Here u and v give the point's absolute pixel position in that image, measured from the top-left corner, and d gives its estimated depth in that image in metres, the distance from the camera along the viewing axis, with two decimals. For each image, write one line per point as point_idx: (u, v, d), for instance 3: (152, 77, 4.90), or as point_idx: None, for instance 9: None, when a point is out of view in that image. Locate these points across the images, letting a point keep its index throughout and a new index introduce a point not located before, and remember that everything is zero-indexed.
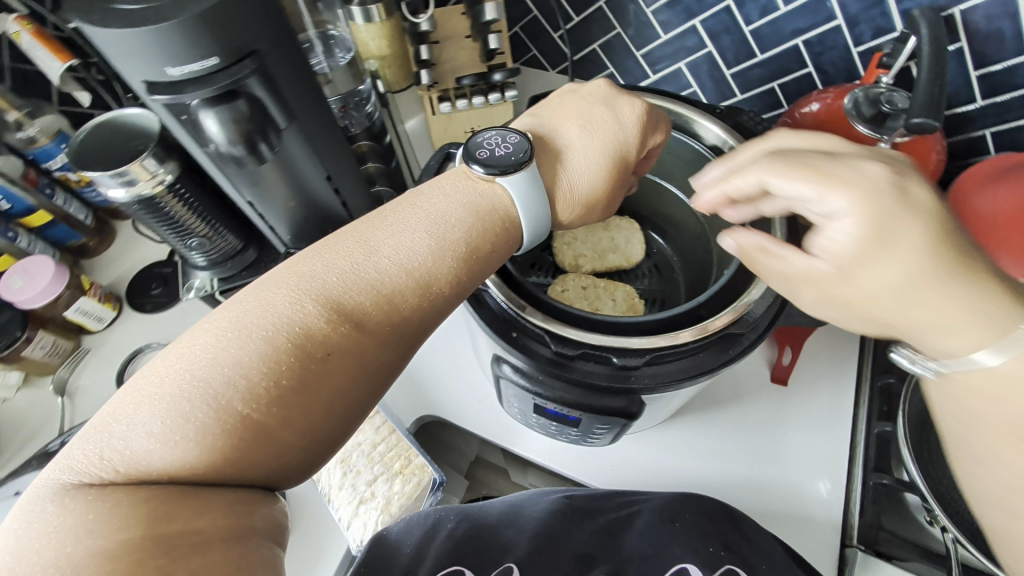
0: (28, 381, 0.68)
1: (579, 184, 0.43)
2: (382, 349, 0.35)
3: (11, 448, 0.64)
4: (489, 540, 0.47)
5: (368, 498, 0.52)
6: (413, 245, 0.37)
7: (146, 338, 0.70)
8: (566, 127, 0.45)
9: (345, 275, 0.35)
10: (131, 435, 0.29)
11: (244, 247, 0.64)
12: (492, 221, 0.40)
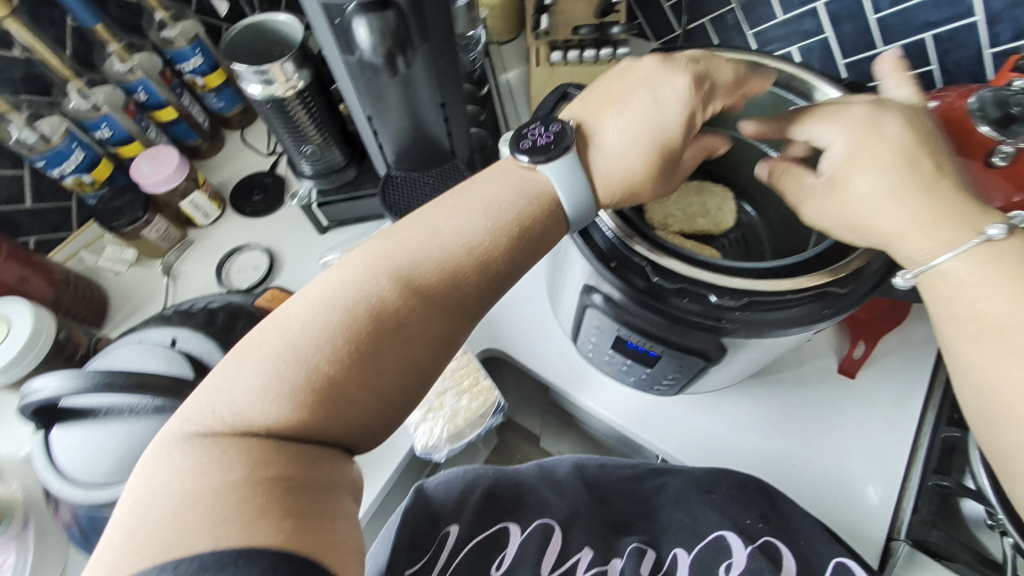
0: (140, 260, 0.75)
1: (615, 173, 0.40)
2: (447, 324, 0.38)
3: (121, 315, 0.72)
4: (526, 502, 0.52)
5: (436, 407, 0.56)
6: (471, 229, 0.39)
7: (245, 238, 0.76)
8: (604, 112, 0.41)
9: (416, 256, 0.38)
10: (237, 391, 0.34)
11: (346, 165, 0.68)
12: (546, 195, 0.40)
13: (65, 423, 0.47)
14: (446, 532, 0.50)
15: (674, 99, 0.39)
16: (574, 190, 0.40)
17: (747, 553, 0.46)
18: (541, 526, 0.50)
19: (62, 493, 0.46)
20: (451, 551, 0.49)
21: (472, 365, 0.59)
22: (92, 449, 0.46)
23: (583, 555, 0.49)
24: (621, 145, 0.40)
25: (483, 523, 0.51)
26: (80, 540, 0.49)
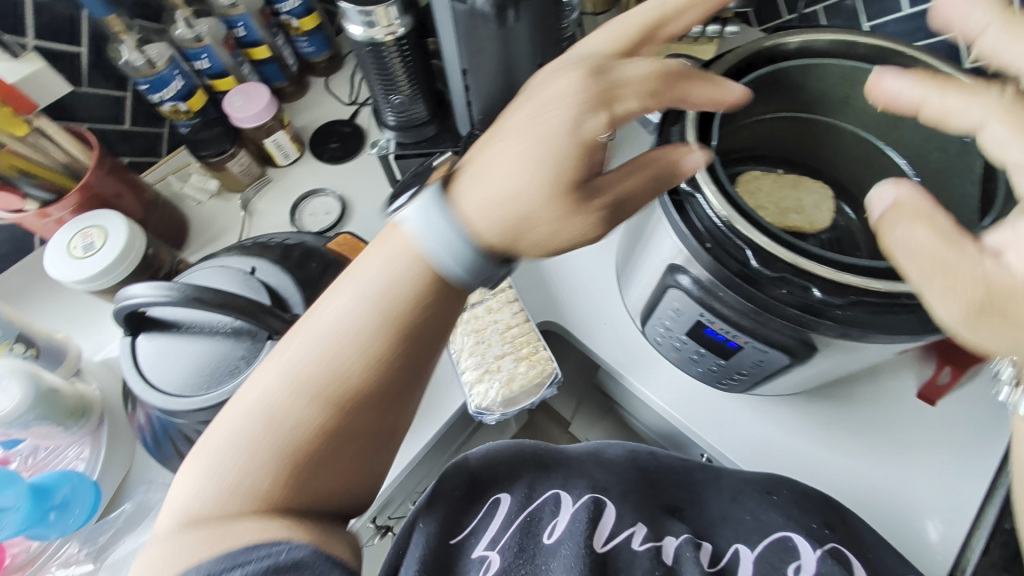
0: (221, 193, 0.77)
1: (503, 208, 0.33)
2: (368, 408, 0.38)
3: (199, 242, 0.74)
4: (579, 480, 0.52)
5: (494, 369, 0.56)
6: (352, 334, 0.36)
7: (321, 182, 0.78)
8: (488, 143, 0.36)
9: (314, 358, 0.37)
10: (188, 499, 0.36)
11: (428, 121, 0.68)
12: (414, 289, 0.37)
13: (149, 333, 0.49)
14: (496, 500, 0.51)
15: (589, 118, 0.33)
16: (448, 241, 0.35)
17: (816, 557, 0.44)
18: (594, 501, 0.50)
19: (143, 397, 0.47)
20: (502, 516, 0.50)
21: (532, 333, 0.58)
22: (171, 360, 0.48)
23: (637, 529, 0.49)
24: (507, 174, 0.33)
25: (531, 493, 0.51)
26: (151, 445, 0.52)
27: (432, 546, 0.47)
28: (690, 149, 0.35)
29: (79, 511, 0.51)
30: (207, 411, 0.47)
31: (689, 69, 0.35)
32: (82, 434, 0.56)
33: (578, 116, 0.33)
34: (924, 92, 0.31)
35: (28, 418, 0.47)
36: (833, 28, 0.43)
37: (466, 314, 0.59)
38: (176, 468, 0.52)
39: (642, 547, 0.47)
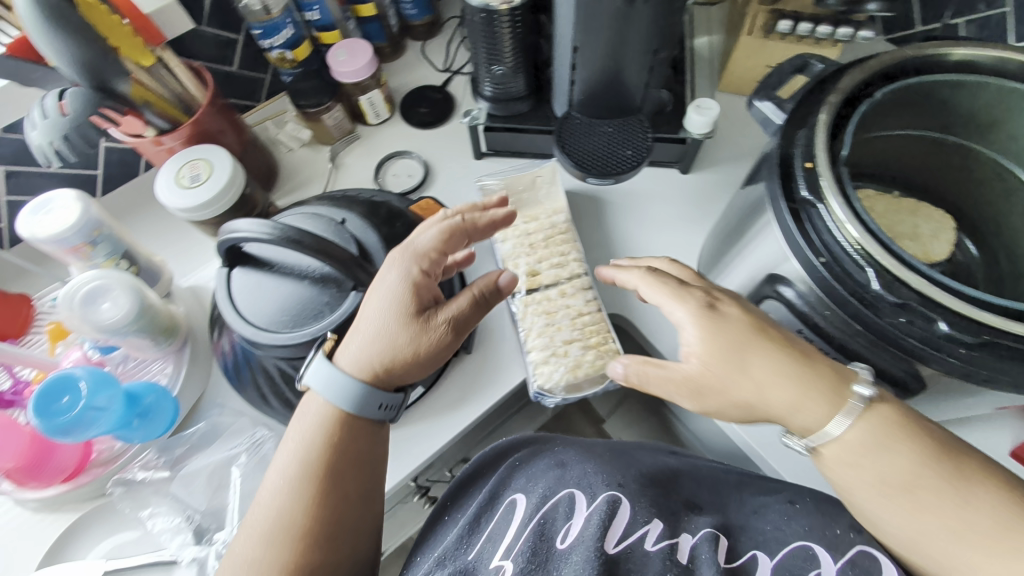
0: (312, 143, 0.80)
1: (388, 351, 0.45)
2: (312, 537, 0.42)
3: (288, 188, 0.77)
4: (594, 480, 0.51)
5: (560, 354, 0.55)
6: (282, 493, 0.43)
7: (407, 145, 0.79)
8: (367, 301, 0.47)
9: (272, 516, 0.42)
10: None
11: (524, 97, 0.67)
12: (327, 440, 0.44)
13: (243, 268, 0.51)
14: (513, 502, 0.52)
15: (420, 273, 0.46)
16: (340, 388, 0.44)
17: (837, 569, 0.42)
18: (608, 501, 0.48)
19: (231, 324, 0.50)
20: (518, 518, 0.50)
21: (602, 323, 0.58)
22: (260, 296, 0.50)
23: (652, 526, 0.47)
24: (379, 321, 0.45)
25: (547, 493, 0.51)
26: (230, 372, 0.55)
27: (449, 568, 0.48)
28: (496, 272, 0.49)
29: (161, 419, 0.55)
30: (289, 349, 0.49)
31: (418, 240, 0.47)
32: (168, 351, 0.60)
33: (408, 276, 0.46)
34: (612, 274, 0.48)
35: (130, 328, 0.49)
36: (995, 44, 0.41)
37: (540, 294, 0.59)
38: (250, 397, 0.55)
39: (656, 547, 0.46)
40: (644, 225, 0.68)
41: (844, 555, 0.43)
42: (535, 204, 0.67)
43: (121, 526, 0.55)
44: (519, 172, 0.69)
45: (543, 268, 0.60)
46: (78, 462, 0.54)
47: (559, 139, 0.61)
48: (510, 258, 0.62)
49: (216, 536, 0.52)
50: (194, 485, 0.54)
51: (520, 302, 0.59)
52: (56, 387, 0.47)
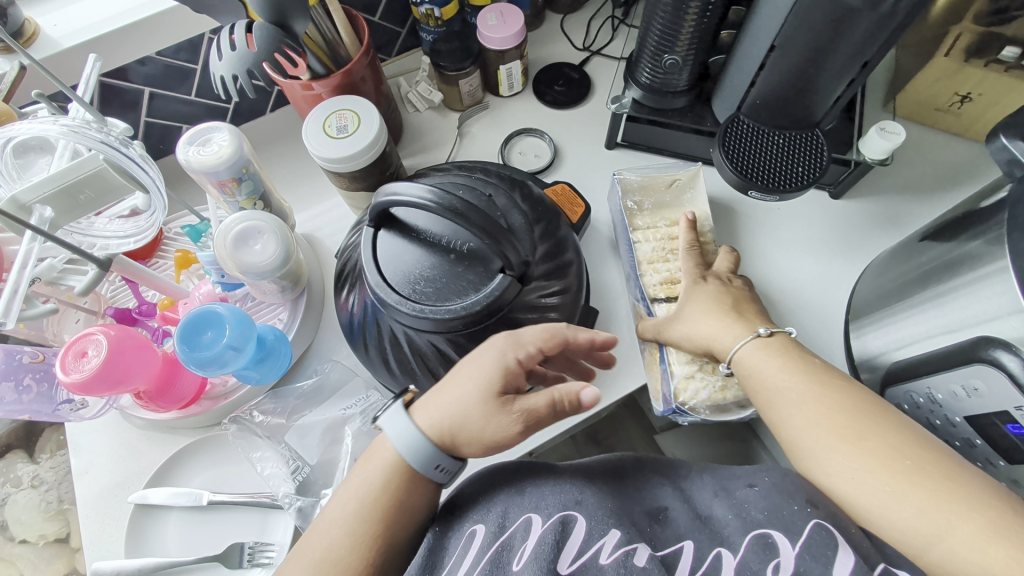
0: (439, 106, 0.78)
1: (462, 426, 0.43)
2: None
3: (412, 149, 0.76)
4: (549, 497, 0.44)
5: (707, 370, 0.52)
6: (341, 527, 0.43)
7: (535, 122, 0.76)
8: (456, 371, 0.45)
9: (318, 553, 0.42)
10: None
11: (681, 92, 0.62)
12: (389, 493, 0.43)
13: (389, 231, 0.50)
14: (471, 530, 0.43)
15: (514, 360, 0.44)
16: (411, 446, 0.44)
17: (797, 552, 0.40)
18: (560, 521, 0.42)
19: (372, 280, 0.48)
20: (476, 548, 0.42)
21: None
22: (405, 262, 0.49)
23: (608, 538, 0.41)
24: (462, 397, 0.43)
25: (503, 521, 0.43)
26: (355, 329, 0.54)
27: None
28: (581, 384, 0.44)
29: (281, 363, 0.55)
30: (426, 322, 0.47)
31: (517, 334, 0.45)
32: (287, 297, 0.60)
33: (504, 360, 0.43)
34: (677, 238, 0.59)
35: (272, 272, 0.49)
36: None
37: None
38: (370, 358, 0.54)
39: (610, 560, 0.40)
40: (784, 246, 0.64)
41: (801, 536, 0.41)
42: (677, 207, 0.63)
43: (227, 462, 0.56)
44: (659, 171, 0.65)
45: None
46: (195, 393, 0.56)
47: (721, 142, 0.57)
48: (649, 262, 0.59)
49: (323, 491, 0.52)
50: (307, 438, 0.55)
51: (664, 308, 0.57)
52: (204, 320, 0.47)
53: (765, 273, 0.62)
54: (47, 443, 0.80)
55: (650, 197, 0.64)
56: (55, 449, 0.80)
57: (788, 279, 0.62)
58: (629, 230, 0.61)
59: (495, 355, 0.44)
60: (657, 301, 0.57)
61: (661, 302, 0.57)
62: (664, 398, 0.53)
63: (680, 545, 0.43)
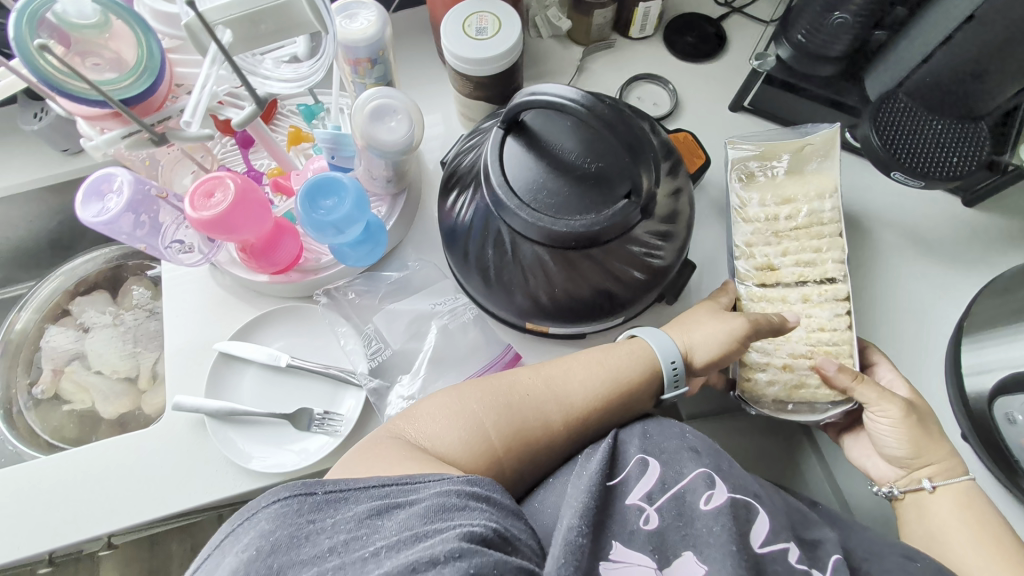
0: (562, 37, 0.75)
1: (702, 330, 0.52)
2: (564, 430, 0.48)
3: (528, 75, 0.74)
4: (730, 468, 0.45)
5: (787, 366, 0.53)
6: (591, 380, 0.50)
7: (659, 70, 0.73)
8: (682, 315, 0.55)
9: (557, 378, 0.50)
10: (429, 420, 0.46)
11: (833, 61, 0.59)
12: (626, 369, 0.50)
13: (518, 137, 0.49)
14: (644, 460, 0.45)
15: (728, 297, 0.56)
16: (660, 338, 0.52)
17: None
18: (746, 505, 0.43)
19: (494, 179, 0.48)
20: (655, 478, 0.44)
21: (845, 345, 0.54)
22: (527, 169, 0.48)
23: (792, 546, 0.43)
24: (699, 318, 0.54)
25: (680, 468, 0.45)
26: (457, 235, 0.55)
27: (596, 484, 0.43)
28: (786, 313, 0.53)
29: (376, 241, 0.55)
30: (536, 231, 0.47)
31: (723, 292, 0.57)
32: (388, 192, 0.60)
33: (716, 300, 0.56)
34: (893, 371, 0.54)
35: (402, 154, 0.49)
36: None
37: (777, 291, 0.56)
38: (463, 263, 0.55)
39: (797, 566, 0.43)
40: (905, 245, 0.61)
41: None
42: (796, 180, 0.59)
43: (307, 331, 0.59)
44: (788, 135, 0.61)
45: (786, 265, 0.56)
46: (292, 262, 0.57)
47: (873, 119, 0.53)
48: (746, 244, 0.58)
49: (400, 377, 0.55)
50: (393, 323, 0.58)
51: (750, 291, 0.57)
52: (327, 186, 0.48)
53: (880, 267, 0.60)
54: (129, 290, 0.86)
55: (772, 163, 0.61)
56: (135, 297, 0.86)
57: (902, 278, 0.59)
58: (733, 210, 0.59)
59: (708, 303, 0.56)
60: (745, 284, 0.57)
61: (749, 285, 0.57)
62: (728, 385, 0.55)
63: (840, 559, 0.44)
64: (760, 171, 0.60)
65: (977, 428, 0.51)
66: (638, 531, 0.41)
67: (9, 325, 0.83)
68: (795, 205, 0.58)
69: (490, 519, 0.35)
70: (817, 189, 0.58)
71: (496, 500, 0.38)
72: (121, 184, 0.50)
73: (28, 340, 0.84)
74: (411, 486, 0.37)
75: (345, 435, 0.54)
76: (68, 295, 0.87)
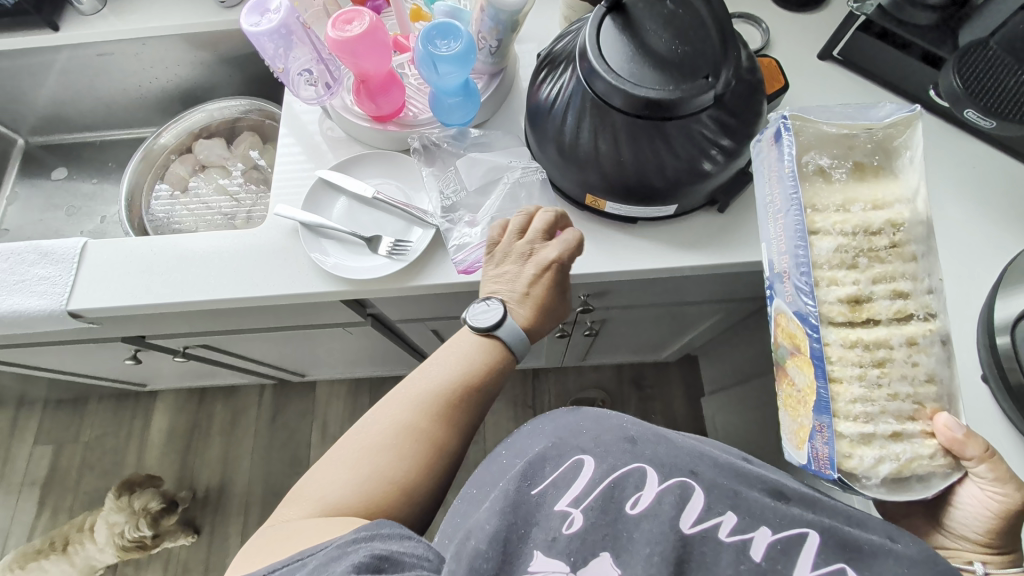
0: None
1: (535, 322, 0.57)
2: (447, 427, 0.51)
3: None
4: (666, 459, 0.47)
5: (892, 442, 0.43)
6: (447, 372, 0.53)
7: (757, 13, 0.75)
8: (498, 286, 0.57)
9: (411, 396, 0.52)
10: (319, 489, 0.48)
11: (930, 12, 0.61)
12: (487, 360, 0.54)
13: (615, 18, 0.55)
14: (579, 461, 0.48)
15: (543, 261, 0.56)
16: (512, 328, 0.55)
17: None
18: (680, 486, 0.45)
19: (590, 51, 0.54)
20: (586, 478, 0.46)
21: (948, 396, 0.45)
22: (620, 45, 0.54)
23: (725, 519, 0.43)
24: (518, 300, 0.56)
25: (614, 464, 0.47)
26: (541, 110, 0.61)
27: (506, 495, 0.46)
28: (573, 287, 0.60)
29: (473, 103, 0.64)
30: (620, 96, 0.53)
31: (541, 256, 0.56)
32: (487, 70, 0.68)
33: (535, 264, 0.56)
34: None
35: (520, 9, 0.59)
36: None
37: (869, 332, 0.44)
38: (544, 137, 0.61)
39: (729, 539, 0.42)
40: (963, 205, 0.63)
41: None
42: (873, 186, 0.46)
43: (394, 173, 0.68)
44: (847, 117, 0.47)
45: (879, 295, 0.44)
46: (396, 109, 0.66)
47: (957, 62, 0.55)
48: (826, 267, 0.45)
49: (464, 216, 0.64)
50: (472, 170, 0.66)
51: (835, 335, 0.44)
52: (446, 29, 0.57)
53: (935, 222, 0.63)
54: (241, 143, 0.98)
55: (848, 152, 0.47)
56: (245, 150, 0.98)
57: (952, 231, 0.62)
58: (806, 234, 0.44)
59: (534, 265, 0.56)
60: (831, 336, 0.44)
61: (833, 326, 0.44)
62: (818, 459, 0.44)
63: (805, 530, 0.42)
64: (838, 168, 0.47)
65: (998, 368, 0.54)
66: (557, 537, 0.42)
67: (154, 140, 0.97)
68: (889, 213, 0.45)
69: (371, 549, 0.39)
70: (907, 190, 0.46)
71: (385, 533, 0.41)
72: (279, 7, 0.61)
73: (158, 163, 0.97)
74: (298, 563, 0.40)
75: (411, 260, 0.63)
76: (193, 136, 1.00)
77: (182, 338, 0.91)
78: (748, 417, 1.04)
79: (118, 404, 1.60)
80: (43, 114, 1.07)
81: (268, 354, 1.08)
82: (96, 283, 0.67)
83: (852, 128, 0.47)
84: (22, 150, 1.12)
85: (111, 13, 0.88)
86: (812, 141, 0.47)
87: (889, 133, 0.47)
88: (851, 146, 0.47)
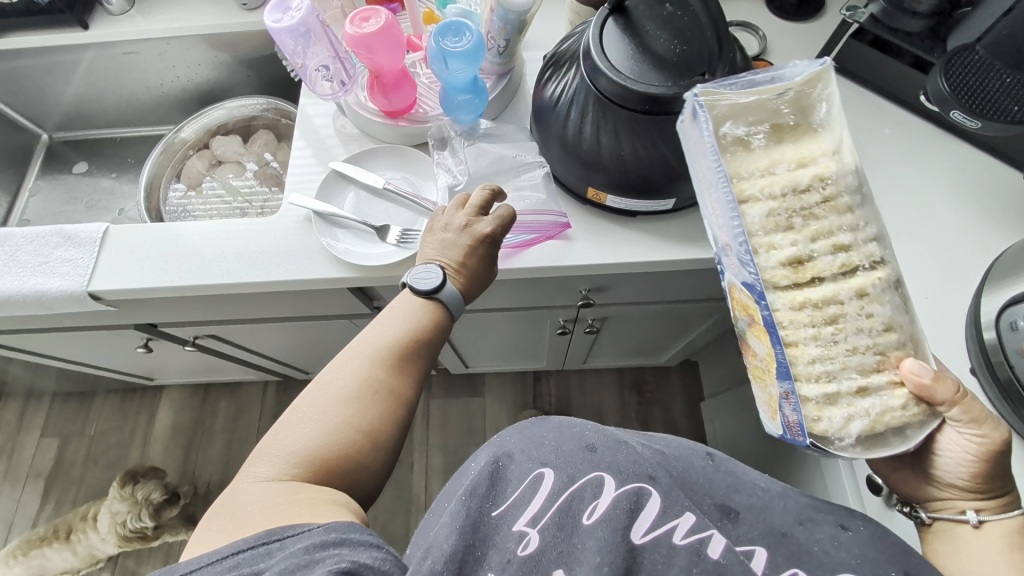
0: None
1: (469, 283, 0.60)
2: (399, 373, 0.54)
3: None
4: (625, 467, 0.55)
5: (850, 394, 0.43)
6: (397, 324, 0.56)
7: (756, 22, 0.78)
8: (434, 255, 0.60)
9: (362, 350, 0.54)
10: (285, 444, 0.49)
11: (919, 20, 0.64)
12: (434, 318, 0.57)
13: (618, 19, 0.58)
14: (540, 474, 0.55)
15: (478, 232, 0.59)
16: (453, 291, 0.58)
17: None
18: (637, 491, 0.52)
19: (593, 50, 0.56)
20: (545, 490, 0.53)
21: (908, 341, 0.45)
22: (621, 44, 0.57)
23: (682, 521, 0.51)
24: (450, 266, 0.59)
25: (573, 474, 0.54)
26: (546, 107, 0.64)
27: (468, 514, 0.52)
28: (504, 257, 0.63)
29: (482, 99, 0.67)
30: (620, 91, 0.55)
31: (475, 227, 0.60)
32: (495, 70, 0.71)
33: (469, 235, 0.59)
34: None
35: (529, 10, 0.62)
36: None
37: (815, 291, 0.43)
38: (548, 132, 0.64)
39: (683, 541, 0.49)
40: (952, 206, 0.65)
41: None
42: (797, 145, 0.44)
43: (404, 165, 0.71)
44: (758, 87, 0.45)
45: (821, 253, 0.43)
46: (409, 104, 0.69)
47: (944, 66, 0.58)
48: (762, 234, 0.43)
49: None
50: (479, 159, 0.69)
51: (783, 300, 0.43)
52: (456, 27, 0.60)
53: (924, 222, 0.65)
54: (256, 140, 1.02)
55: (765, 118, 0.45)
56: (260, 147, 1.02)
57: (940, 230, 0.64)
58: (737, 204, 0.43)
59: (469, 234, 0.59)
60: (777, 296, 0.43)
61: (779, 290, 0.43)
62: (790, 426, 0.45)
63: (752, 546, 0.50)
64: (756, 135, 0.45)
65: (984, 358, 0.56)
66: (514, 557, 0.48)
67: (174, 135, 1.00)
68: (816, 169, 0.43)
69: (339, 559, 0.38)
70: (831, 144, 0.44)
71: (353, 539, 0.40)
72: (301, 6, 0.64)
73: (177, 155, 1.01)
74: (265, 550, 0.40)
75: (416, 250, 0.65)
76: (210, 132, 1.04)
77: (192, 326, 0.93)
78: (746, 418, 1.05)
79: (124, 399, 1.62)
80: (68, 110, 1.11)
81: (274, 348, 1.10)
82: (114, 266, 0.70)
83: (766, 93, 0.44)
84: (45, 145, 1.16)
85: (139, 13, 0.93)
86: (726, 112, 0.45)
87: (803, 90, 0.45)
88: (769, 111, 0.45)
